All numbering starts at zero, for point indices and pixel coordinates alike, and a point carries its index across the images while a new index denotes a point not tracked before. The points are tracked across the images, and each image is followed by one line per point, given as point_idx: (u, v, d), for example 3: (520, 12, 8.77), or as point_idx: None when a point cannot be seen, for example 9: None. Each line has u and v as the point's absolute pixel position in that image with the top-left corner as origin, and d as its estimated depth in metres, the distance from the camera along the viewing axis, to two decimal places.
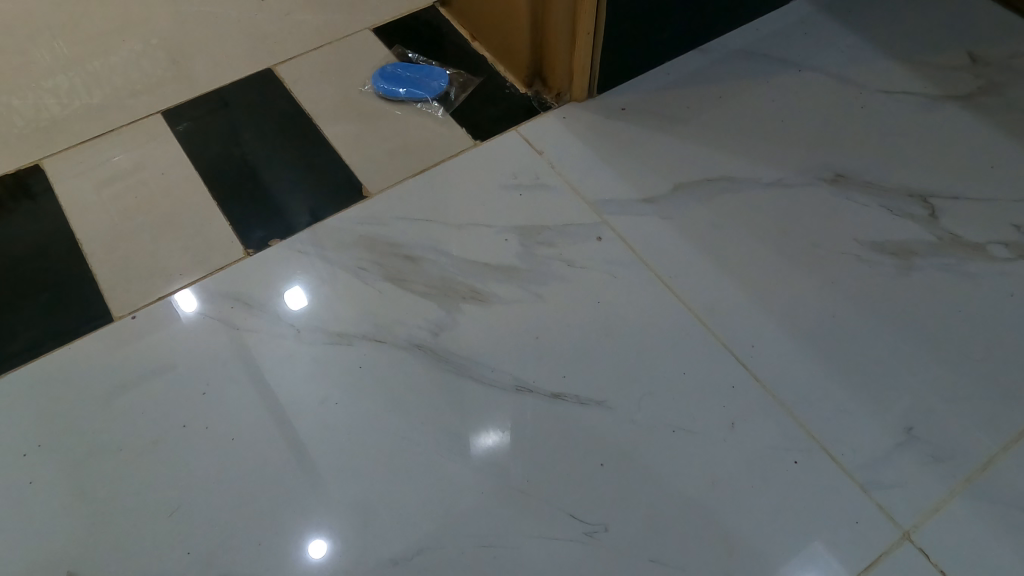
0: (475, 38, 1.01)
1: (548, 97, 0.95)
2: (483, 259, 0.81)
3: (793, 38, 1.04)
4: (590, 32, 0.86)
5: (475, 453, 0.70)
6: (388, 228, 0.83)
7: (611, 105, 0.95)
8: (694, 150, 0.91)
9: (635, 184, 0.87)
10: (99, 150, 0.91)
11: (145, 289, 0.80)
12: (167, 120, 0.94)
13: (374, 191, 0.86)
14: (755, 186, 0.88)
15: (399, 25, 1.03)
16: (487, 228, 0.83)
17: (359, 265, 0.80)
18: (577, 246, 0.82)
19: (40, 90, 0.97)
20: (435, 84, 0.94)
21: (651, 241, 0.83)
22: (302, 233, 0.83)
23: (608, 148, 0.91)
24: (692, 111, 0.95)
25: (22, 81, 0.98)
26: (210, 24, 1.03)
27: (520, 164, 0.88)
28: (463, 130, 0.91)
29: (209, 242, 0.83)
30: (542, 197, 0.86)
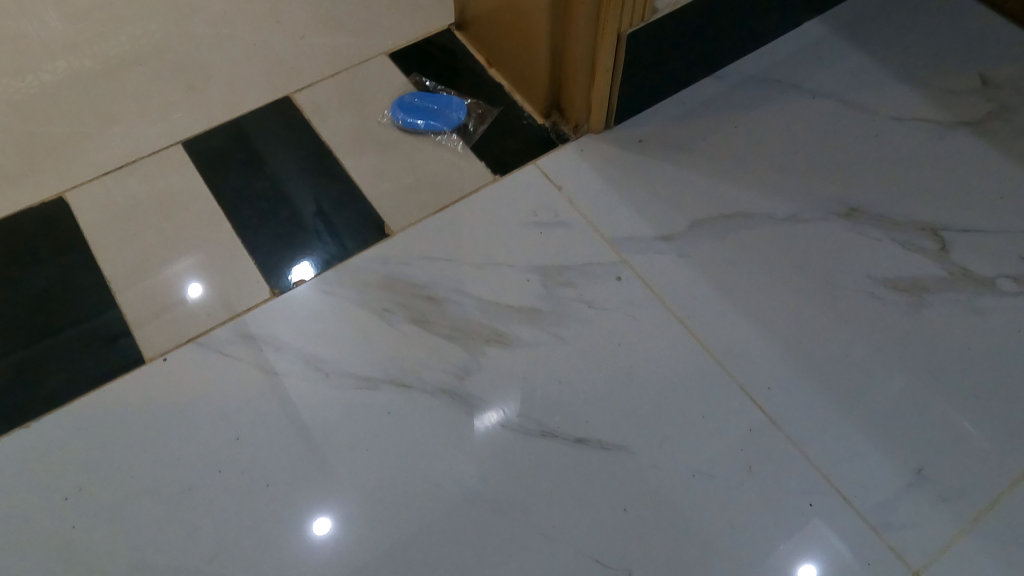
0: (491, 64, 1.01)
1: (564, 128, 0.96)
2: (506, 300, 0.83)
3: (807, 62, 1.05)
4: (609, 67, 0.87)
5: (495, 478, 0.74)
6: (411, 268, 0.84)
7: (627, 136, 0.96)
8: (710, 183, 0.92)
9: (653, 220, 0.89)
10: (120, 183, 0.91)
11: (175, 330, 0.81)
12: (187, 151, 0.94)
13: (397, 230, 0.87)
14: (769, 222, 0.90)
15: (415, 50, 1.03)
16: (509, 268, 0.85)
17: (385, 306, 0.82)
18: (597, 286, 0.84)
19: (58, 120, 0.97)
20: (454, 115, 0.95)
21: (669, 280, 0.85)
22: (326, 274, 0.84)
23: (625, 181, 0.92)
24: (708, 142, 0.96)
25: (40, 111, 0.98)
26: (224, 48, 1.04)
27: (539, 199, 0.89)
28: (483, 165, 0.92)
29: (236, 282, 0.84)
30: (562, 234, 0.87)
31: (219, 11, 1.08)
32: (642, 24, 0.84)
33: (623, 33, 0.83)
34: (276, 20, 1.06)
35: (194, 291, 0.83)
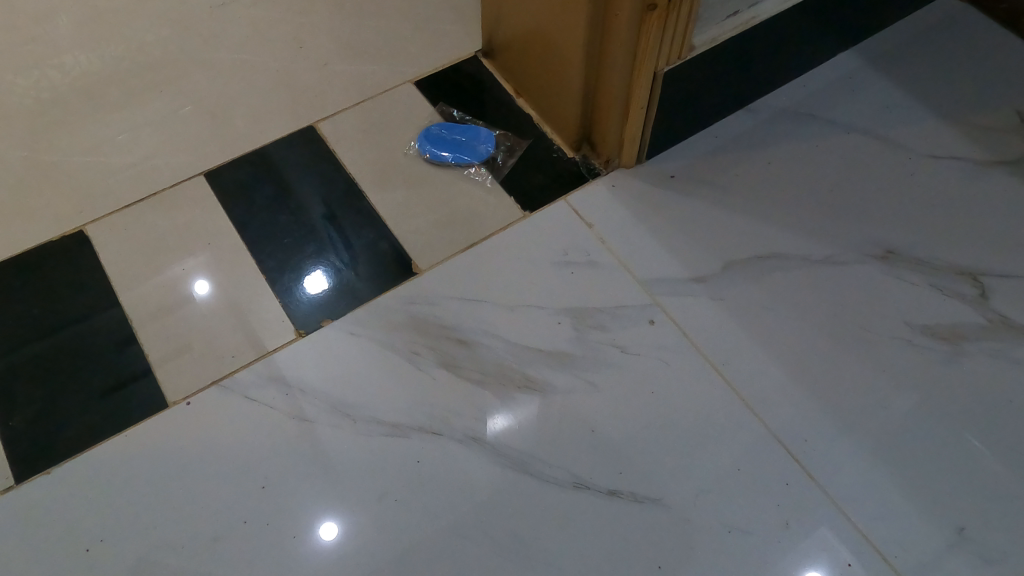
0: (519, 94, 0.99)
1: (595, 162, 0.93)
2: (537, 344, 0.81)
3: (841, 95, 1.02)
4: (643, 104, 0.85)
5: (526, 531, 0.72)
6: (439, 308, 0.82)
7: (659, 171, 0.93)
8: (743, 222, 0.90)
9: (686, 261, 0.87)
10: (143, 217, 0.90)
11: (198, 372, 0.80)
12: (210, 183, 0.92)
13: (424, 268, 0.85)
14: (804, 264, 0.87)
15: (442, 77, 1.01)
16: (540, 310, 0.83)
17: (413, 349, 0.80)
18: (630, 331, 0.82)
19: (80, 149, 0.96)
20: (482, 148, 0.93)
21: (703, 324, 0.83)
22: (352, 314, 0.82)
23: (657, 220, 0.90)
24: (741, 179, 0.93)
25: (62, 140, 0.97)
26: (247, 75, 1.03)
27: (569, 238, 0.87)
28: (512, 201, 0.90)
29: (260, 321, 0.82)
30: (593, 275, 0.85)
31: (242, 39, 1.07)
32: (678, 61, 0.82)
33: (659, 70, 0.81)
34: (299, 46, 1.06)
35: (199, 288, 0.85)
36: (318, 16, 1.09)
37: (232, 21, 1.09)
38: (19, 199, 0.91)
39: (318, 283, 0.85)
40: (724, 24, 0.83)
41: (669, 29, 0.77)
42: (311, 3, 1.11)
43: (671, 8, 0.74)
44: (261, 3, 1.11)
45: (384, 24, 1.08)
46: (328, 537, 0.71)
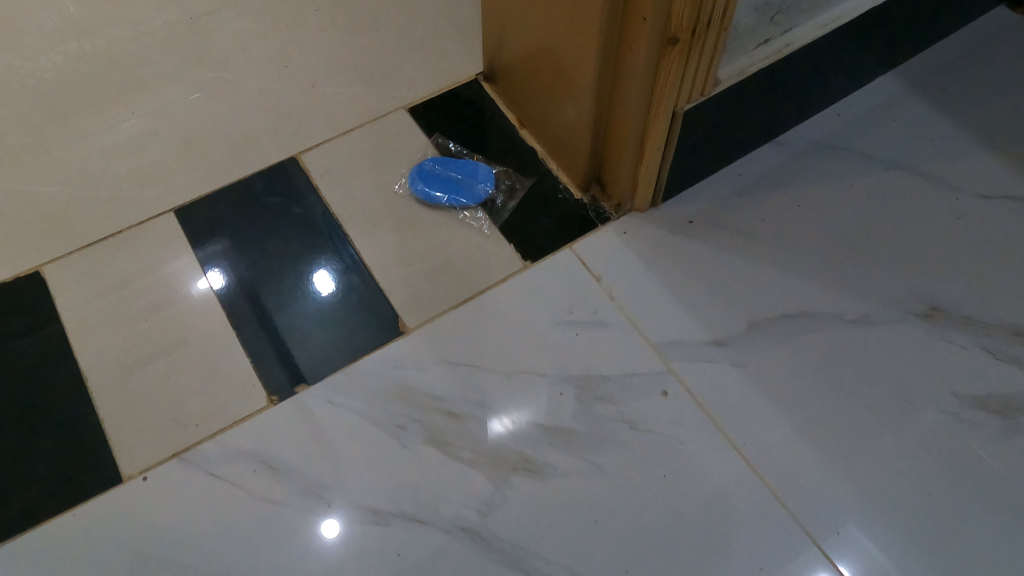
0: (523, 123, 0.90)
1: (606, 205, 0.84)
2: (537, 419, 0.72)
3: (882, 127, 0.92)
4: (660, 146, 0.75)
5: None
6: (428, 374, 0.74)
7: (676, 215, 0.84)
8: (770, 275, 0.80)
9: (705, 321, 0.77)
10: (106, 259, 0.81)
11: (158, 443, 0.71)
12: (180, 222, 0.84)
13: (412, 327, 0.77)
14: (835, 324, 0.77)
15: (438, 102, 0.92)
16: (540, 378, 0.74)
17: (399, 423, 0.72)
18: (641, 403, 0.73)
19: (40, 177, 0.87)
20: (480, 189, 0.84)
21: (723, 395, 0.73)
22: (330, 379, 0.74)
23: (674, 272, 0.80)
24: (768, 224, 0.84)
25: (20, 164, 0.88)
26: (228, 96, 0.93)
27: (574, 293, 0.78)
28: (512, 249, 0.81)
29: (229, 385, 0.74)
30: (600, 337, 0.76)
31: (223, 51, 0.97)
32: (701, 100, 0.72)
33: (679, 110, 0.72)
34: (285, 64, 0.96)
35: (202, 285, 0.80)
36: (308, 29, 0.99)
37: (214, 32, 0.99)
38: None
39: (324, 284, 0.79)
40: (754, 54, 0.73)
41: (692, 67, 0.67)
42: (301, 14, 1.00)
43: (695, 45, 0.64)
44: (245, 13, 1.00)
45: (378, 40, 0.98)
46: (328, 535, 0.67)
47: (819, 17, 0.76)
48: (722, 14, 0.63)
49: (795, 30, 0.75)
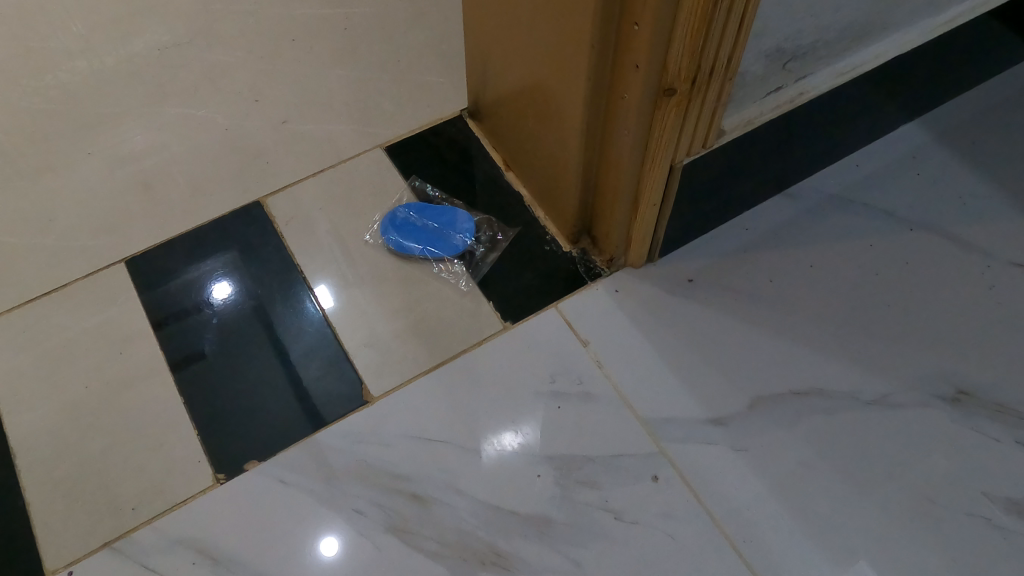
0: (509, 166, 0.83)
1: (596, 258, 0.76)
2: (511, 505, 0.64)
3: (901, 179, 0.84)
4: (655, 201, 0.68)
5: None
6: (392, 451, 0.66)
7: (674, 272, 0.76)
8: (776, 345, 0.72)
9: (704, 397, 0.69)
10: (48, 315, 0.74)
11: (89, 530, 0.64)
12: (131, 274, 0.77)
13: (377, 396, 0.69)
14: (852, 406, 0.70)
15: (419, 142, 0.86)
16: (519, 458, 0.66)
17: (357, 507, 0.64)
18: (629, 491, 0.65)
19: None
20: (457, 239, 0.77)
21: (722, 483, 0.65)
22: (283, 455, 0.67)
23: (671, 339, 0.73)
24: (775, 286, 0.76)
25: None
26: (193, 132, 0.88)
27: (558, 359, 0.71)
28: (491, 308, 0.74)
29: (173, 462, 0.67)
30: (586, 413, 0.68)
31: (191, 85, 0.92)
32: (702, 151, 0.65)
33: (678, 162, 0.64)
34: (256, 98, 0.90)
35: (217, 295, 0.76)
36: (283, 64, 0.93)
37: (183, 65, 0.94)
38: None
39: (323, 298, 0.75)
40: (762, 104, 0.67)
41: (691, 117, 0.59)
42: (277, 47, 0.95)
43: (694, 93, 0.57)
44: (218, 44, 0.95)
45: (357, 76, 0.92)
46: (326, 552, 0.62)
47: (839, 63, 0.70)
48: (725, 59, 0.56)
49: (812, 76, 0.69)
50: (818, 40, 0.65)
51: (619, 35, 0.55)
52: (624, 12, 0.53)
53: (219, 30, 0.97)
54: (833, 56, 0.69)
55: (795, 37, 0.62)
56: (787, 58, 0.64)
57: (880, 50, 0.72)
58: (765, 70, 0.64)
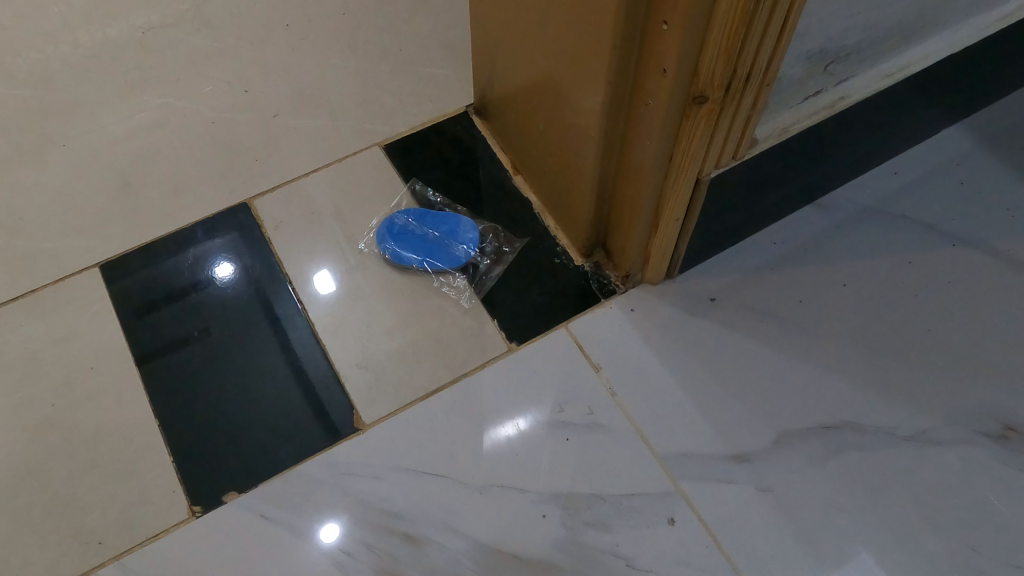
0: (517, 169, 0.77)
1: (611, 274, 0.70)
2: (513, 549, 0.58)
3: (941, 190, 0.78)
4: (678, 216, 0.62)
5: None
6: (385, 486, 0.61)
7: (694, 290, 0.70)
8: (804, 372, 0.66)
9: (726, 430, 0.64)
10: (16, 325, 0.69)
11: (51, 566, 0.58)
12: (106, 280, 0.71)
13: (369, 423, 0.64)
14: (888, 443, 0.63)
15: (420, 141, 0.79)
16: (522, 495, 0.60)
17: (343, 546, 0.59)
18: (642, 535, 0.59)
19: None
20: (458, 251, 0.71)
21: (745, 528, 0.59)
22: (266, 487, 0.61)
23: (691, 365, 0.67)
24: (804, 307, 0.70)
25: None
26: (176, 126, 0.81)
27: (566, 386, 0.65)
28: (495, 327, 0.68)
29: (144, 492, 0.61)
30: (597, 446, 0.62)
31: (177, 74, 0.85)
32: (732, 163, 0.58)
33: (705, 175, 0.58)
34: (245, 89, 0.84)
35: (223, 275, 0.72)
36: (274, 51, 0.87)
37: (168, 50, 0.87)
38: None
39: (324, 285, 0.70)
40: (799, 109, 0.60)
41: (722, 127, 0.53)
42: (271, 33, 0.88)
43: (728, 102, 0.50)
44: (206, 28, 0.89)
45: (354, 65, 0.85)
46: (326, 540, 0.59)
47: (884, 65, 0.63)
48: (764, 63, 0.49)
49: (854, 79, 0.62)
50: (863, 40, 0.58)
51: (645, 34, 0.49)
52: (652, 9, 0.47)
53: (207, 12, 0.90)
54: (878, 57, 0.62)
55: (840, 37, 0.56)
56: (829, 60, 0.58)
57: (929, 50, 0.65)
58: (804, 74, 0.57)
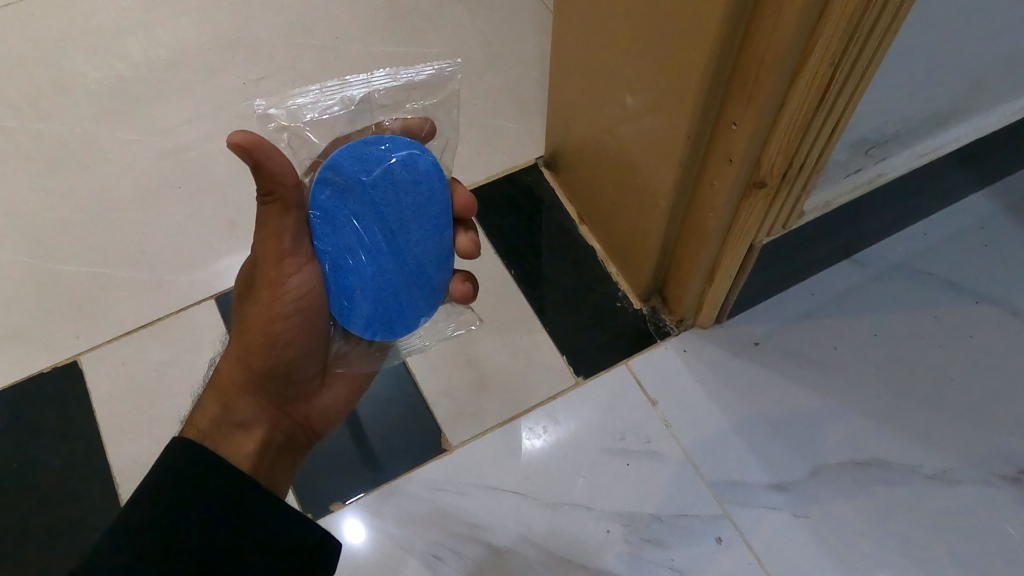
0: (583, 220, 0.86)
1: (666, 317, 0.80)
2: (581, 559, 0.68)
3: (966, 251, 0.86)
4: (731, 273, 0.70)
5: None
6: (470, 498, 0.71)
7: (740, 336, 0.79)
8: (836, 411, 0.75)
9: (768, 460, 0.72)
10: (144, 350, 0.80)
11: None
12: (222, 311, 0.82)
13: (456, 444, 0.74)
14: (913, 479, 0.72)
15: (495, 189, 0.89)
16: (588, 512, 0.70)
17: (437, 553, 0.69)
18: (692, 550, 0.68)
19: (92, 257, 0.87)
20: (348, 146, 0.56)
21: (780, 549, 0.68)
22: (370, 497, 0.71)
23: (738, 401, 0.75)
24: (839, 354, 0.79)
25: (73, 242, 0.88)
26: None
27: (627, 418, 0.74)
28: (563, 362, 0.78)
29: None
30: (653, 470, 0.72)
31: None
32: (780, 231, 0.68)
33: (757, 243, 0.67)
34: None
35: None
36: None
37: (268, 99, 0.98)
38: (11, 321, 0.83)
39: None
40: (842, 185, 0.70)
41: (776, 206, 0.62)
42: None
43: (783, 186, 0.60)
44: (300, 81, 1.00)
45: None
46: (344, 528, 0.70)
47: (918, 145, 0.72)
48: (816, 158, 0.58)
49: (892, 158, 0.71)
50: (901, 129, 0.67)
51: (714, 129, 0.57)
52: (723, 111, 0.55)
53: (301, 65, 1.01)
54: (913, 141, 0.71)
55: (881, 129, 0.64)
56: (871, 144, 0.66)
57: (959, 132, 0.73)
58: (849, 158, 0.66)
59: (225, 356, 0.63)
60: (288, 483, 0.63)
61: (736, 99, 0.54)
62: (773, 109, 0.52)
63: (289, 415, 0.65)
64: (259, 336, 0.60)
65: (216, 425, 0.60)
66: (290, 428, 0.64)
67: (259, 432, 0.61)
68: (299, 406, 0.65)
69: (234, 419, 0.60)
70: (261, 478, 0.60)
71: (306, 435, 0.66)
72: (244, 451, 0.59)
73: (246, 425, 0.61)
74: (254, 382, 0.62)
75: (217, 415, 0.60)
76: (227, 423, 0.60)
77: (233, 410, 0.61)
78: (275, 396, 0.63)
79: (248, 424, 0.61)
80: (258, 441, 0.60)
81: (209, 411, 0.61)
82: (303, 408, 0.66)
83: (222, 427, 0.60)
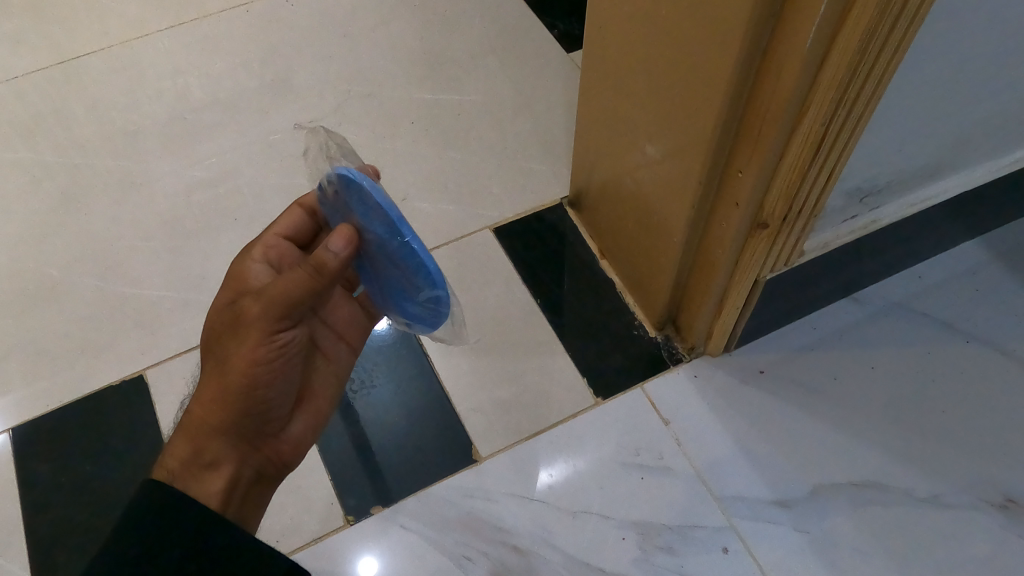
0: (604, 255, 0.94)
1: (679, 345, 0.87)
2: (599, 564, 0.74)
3: (958, 294, 0.93)
4: (738, 305, 0.78)
5: None
6: (497, 505, 0.78)
7: (747, 365, 0.86)
8: (835, 436, 0.82)
9: (771, 479, 0.79)
10: None
11: None
12: None
13: (485, 456, 0.81)
14: (906, 501, 0.78)
15: (524, 226, 0.98)
16: (606, 521, 0.76)
17: (466, 554, 0.75)
18: (702, 559, 0.74)
19: (156, 280, 0.96)
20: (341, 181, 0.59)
21: (783, 561, 0.74)
22: (406, 502, 0.78)
23: (744, 423, 0.82)
24: (839, 384, 0.85)
25: (139, 266, 0.97)
26: None
27: (642, 436, 0.81)
28: (584, 384, 0.85)
29: (310, 499, 0.79)
30: (665, 485, 0.78)
31: None
32: (783, 268, 0.75)
33: (761, 277, 0.74)
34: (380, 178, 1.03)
35: None
36: (402, 144, 1.07)
37: None
38: (83, 336, 0.91)
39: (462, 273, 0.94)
40: (840, 228, 0.77)
41: (778, 245, 0.70)
42: (397, 128, 1.08)
43: (784, 227, 0.67)
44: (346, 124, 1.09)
45: (469, 159, 1.05)
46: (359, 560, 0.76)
47: (910, 195, 0.80)
48: (813, 204, 0.66)
49: (886, 207, 0.79)
50: (893, 180, 0.75)
51: (723, 175, 0.65)
52: (731, 160, 0.64)
53: (347, 110, 1.11)
54: (904, 191, 0.78)
55: (874, 179, 0.72)
56: (865, 193, 0.74)
57: (947, 184, 0.81)
58: (846, 204, 0.74)
59: (199, 394, 0.63)
60: (255, 514, 0.67)
61: (742, 150, 0.62)
62: (774, 160, 0.60)
63: (260, 452, 0.67)
64: (234, 385, 0.61)
65: (186, 466, 0.62)
66: (259, 463, 0.67)
67: (227, 470, 0.64)
68: (270, 442, 0.68)
69: (205, 460, 0.63)
70: (227, 514, 0.63)
71: (277, 468, 0.69)
72: (213, 491, 0.62)
73: (216, 464, 0.63)
74: (230, 425, 0.63)
75: (187, 456, 0.62)
76: (196, 464, 0.63)
77: (204, 452, 0.63)
78: (248, 434, 0.66)
79: (218, 464, 0.63)
80: (227, 480, 0.64)
81: (179, 453, 0.63)
82: (274, 443, 0.69)
83: (193, 468, 0.62)
